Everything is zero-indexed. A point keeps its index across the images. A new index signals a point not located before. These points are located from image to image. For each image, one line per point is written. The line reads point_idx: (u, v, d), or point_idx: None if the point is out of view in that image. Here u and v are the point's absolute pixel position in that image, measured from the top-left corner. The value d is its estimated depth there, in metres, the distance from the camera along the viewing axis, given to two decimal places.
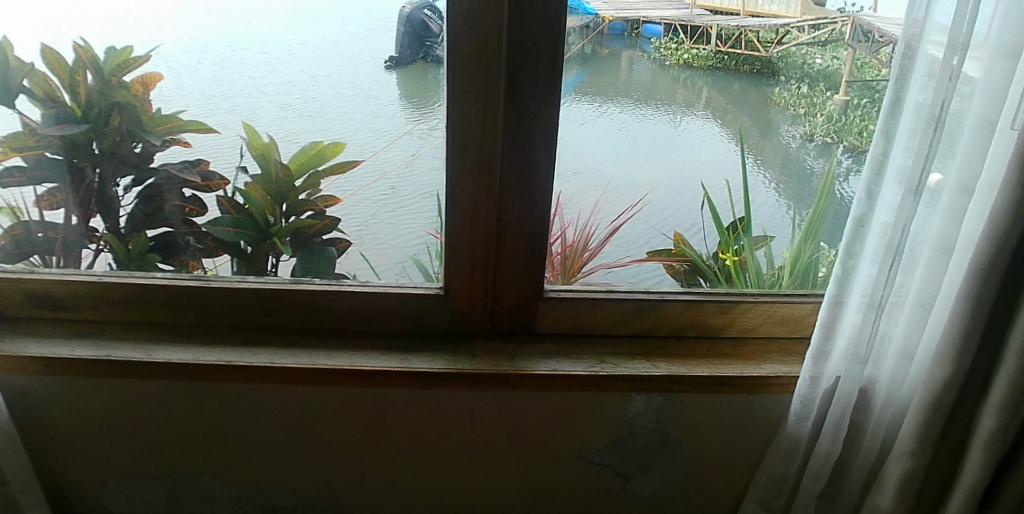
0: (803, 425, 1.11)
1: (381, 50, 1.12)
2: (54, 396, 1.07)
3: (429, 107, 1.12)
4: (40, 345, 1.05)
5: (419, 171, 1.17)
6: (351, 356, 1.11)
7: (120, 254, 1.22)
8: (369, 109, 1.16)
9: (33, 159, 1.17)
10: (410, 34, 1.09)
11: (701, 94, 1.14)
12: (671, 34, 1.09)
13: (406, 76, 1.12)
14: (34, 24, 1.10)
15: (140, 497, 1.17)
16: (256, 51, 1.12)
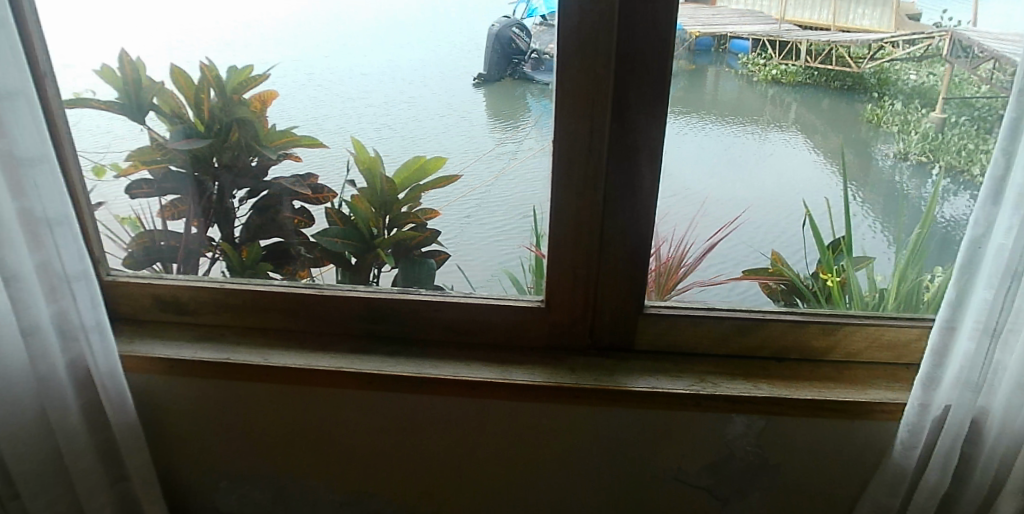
0: (910, 455, 1.04)
1: (469, 68, 1.14)
2: (175, 395, 1.13)
3: (515, 123, 1.14)
4: (165, 346, 1.11)
5: (515, 185, 1.18)
6: (452, 366, 1.13)
7: (235, 262, 1.28)
8: (462, 129, 1.18)
9: (160, 172, 1.24)
10: (498, 52, 1.11)
11: (790, 111, 1.10)
12: (760, 49, 1.07)
13: (494, 92, 1.14)
14: (157, 48, 1.17)
15: (249, 497, 1.22)
16: (355, 73, 1.17)
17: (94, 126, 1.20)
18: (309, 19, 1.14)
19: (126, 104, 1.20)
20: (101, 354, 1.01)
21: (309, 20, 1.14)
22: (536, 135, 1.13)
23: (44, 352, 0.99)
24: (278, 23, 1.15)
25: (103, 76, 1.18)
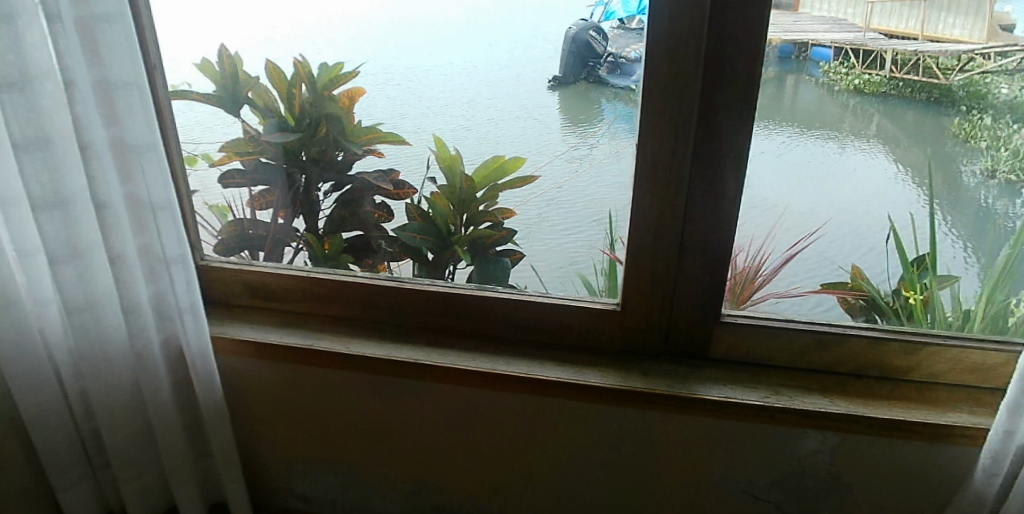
0: (992, 482, 1.00)
1: (544, 72, 1.15)
2: (258, 376, 1.17)
3: (590, 126, 1.15)
4: (252, 329, 1.16)
5: (590, 186, 1.18)
6: (527, 364, 1.14)
7: (317, 253, 1.33)
8: (536, 133, 1.19)
9: (251, 163, 1.30)
10: (574, 54, 1.12)
11: (871, 121, 1.07)
12: (841, 58, 1.04)
13: (568, 95, 1.15)
14: (249, 47, 1.22)
15: (321, 481, 1.26)
16: (434, 74, 1.19)
17: (192, 118, 1.26)
18: (391, 20, 1.17)
19: (222, 96, 1.26)
20: (193, 334, 1.05)
21: (391, 21, 1.17)
22: (608, 138, 1.14)
23: (142, 329, 1.04)
24: (362, 24, 1.18)
25: (202, 69, 1.23)
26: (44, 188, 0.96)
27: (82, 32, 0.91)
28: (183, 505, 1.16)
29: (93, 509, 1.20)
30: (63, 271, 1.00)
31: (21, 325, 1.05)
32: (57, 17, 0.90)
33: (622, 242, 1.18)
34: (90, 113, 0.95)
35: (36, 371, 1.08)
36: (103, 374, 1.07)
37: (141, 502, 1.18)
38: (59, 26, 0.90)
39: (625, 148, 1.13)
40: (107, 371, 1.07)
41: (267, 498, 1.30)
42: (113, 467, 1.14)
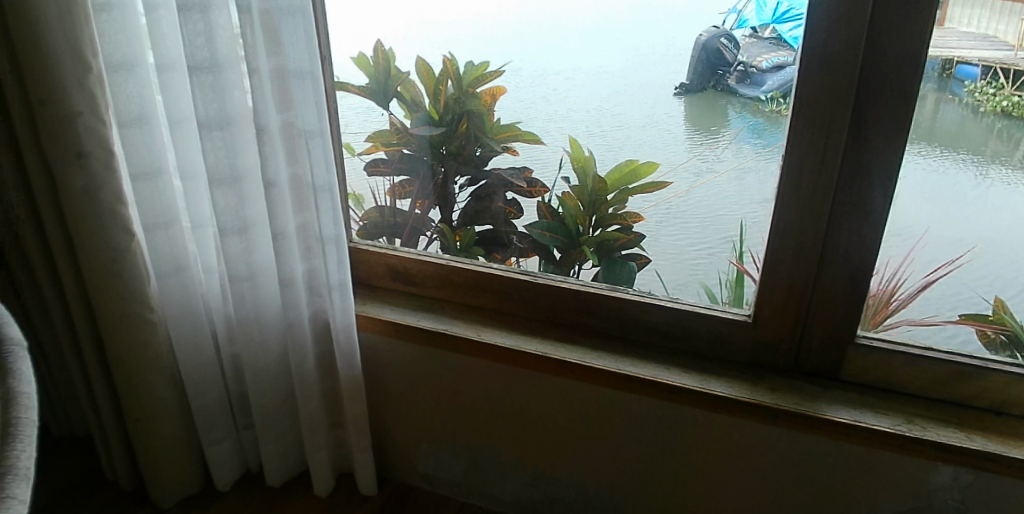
0: None
1: (671, 78, 1.15)
2: (390, 353, 1.30)
3: (715, 135, 1.15)
4: (393, 311, 1.29)
5: (720, 191, 1.17)
6: (652, 367, 1.18)
7: (449, 243, 1.39)
8: (659, 140, 1.19)
9: (394, 154, 1.37)
10: (704, 62, 1.11)
11: (1020, 147, 1.00)
12: (990, 77, 0.98)
13: (694, 103, 1.14)
14: (401, 42, 1.29)
15: (443, 462, 1.37)
16: (567, 76, 1.22)
17: (346, 107, 1.33)
18: (538, 22, 1.20)
19: (373, 89, 1.33)
20: (339, 310, 1.12)
21: (539, 22, 1.20)
22: (733, 151, 1.14)
23: (295, 301, 1.13)
24: (509, 24, 1.22)
25: (358, 63, 1.30)
26: (222, 164, 1.05)
27: (265, 23, 0.98)
28: (315, 471, 1.27)
29: (235, 464, 1.33)
30: (231, 243, 1.09)
31: (186, 286, 1.17)
32: (246, 9, 0.97)
33: (752, 255, 1.17)
34: (267, 99, 1.02)
35: (197, 331, 1.20)
36: (256, 340, 1.17)
37: (276, 462, 1.30)
38: (246, 16, 0.98)
39: (761, 160, 1.11)
40: (261, 338, 1.18)
41: (392, 472, 1.42)
42: (257, 428, 1.24)
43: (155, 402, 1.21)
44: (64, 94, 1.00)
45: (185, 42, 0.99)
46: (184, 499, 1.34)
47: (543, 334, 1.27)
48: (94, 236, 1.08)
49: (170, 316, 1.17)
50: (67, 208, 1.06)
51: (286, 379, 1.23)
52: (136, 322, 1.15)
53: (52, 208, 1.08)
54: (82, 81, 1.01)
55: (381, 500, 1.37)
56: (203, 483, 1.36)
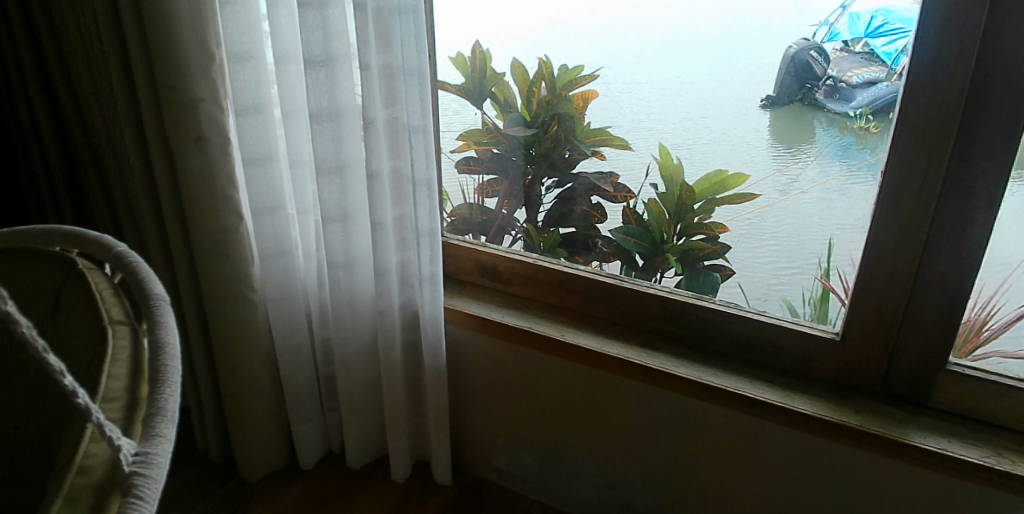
0: None
1: (759, 89, 1.14)
2: (473, 349, 1.39)
3: (800, 149, 1.14)
4: (479, 306, 1.36)
5: (807, 207, 1.16)
6: (734, 378, 1.19)
7: (533, 242, 1.42)
8: (742, 153, 1.19)
9: (485, 153, 1.40)
10: (792, 75, 1.11)
11: None
12: None
13: (780, 116, 1.14)
14: (499, 44, 1.31)
15: (518, 458, 1.45)
16: (659, 83, 1.21)
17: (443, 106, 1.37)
18: (634, 27, 1.20)
19: (468, 88, 1.36)
20: (429, 302, 1.20)
21: (636, 28, 1.20)
22: (816, 168, 1.13)
23: (387, 291, 1.22)
24: (607, 28, 1.22)
25: (456, 63, 1.34)
26: (329, 155, 1.12)
27: (377, 21, 1.03)
28: (395, 461, 1.39)
29: (318, 445, 1.46)
30: (333, 230, 1.17)
31: (286, 268, 1.27)
32: (361, 7, 1.03)
33: (839, 272, 1.16)
34: (374, 94, 1.08)
35: (294, 316, 1.31)
36: (348, 329, 1.27)
37: (358, 446, 1.42)
38: (361, 14, 1.03)
39: (852, 176, 1.10)
40: (353, 327, 1.28)
41: (467, 465, 1.51)
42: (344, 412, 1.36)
43: (250, 379, 1.34)
44: (190, 82, 1.10)
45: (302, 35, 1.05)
46: (270, 473, 1.48)
47: (627, 338, 1.30)
48: (209, 218, 1.19)
49: (270, 298, 1.27)
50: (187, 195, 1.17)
51: (375, 366, 1.35)
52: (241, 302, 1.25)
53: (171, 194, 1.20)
54: (206, 71, 1.10)
55: (454, 492, 1.46)
56: (288, 460, 1.50)
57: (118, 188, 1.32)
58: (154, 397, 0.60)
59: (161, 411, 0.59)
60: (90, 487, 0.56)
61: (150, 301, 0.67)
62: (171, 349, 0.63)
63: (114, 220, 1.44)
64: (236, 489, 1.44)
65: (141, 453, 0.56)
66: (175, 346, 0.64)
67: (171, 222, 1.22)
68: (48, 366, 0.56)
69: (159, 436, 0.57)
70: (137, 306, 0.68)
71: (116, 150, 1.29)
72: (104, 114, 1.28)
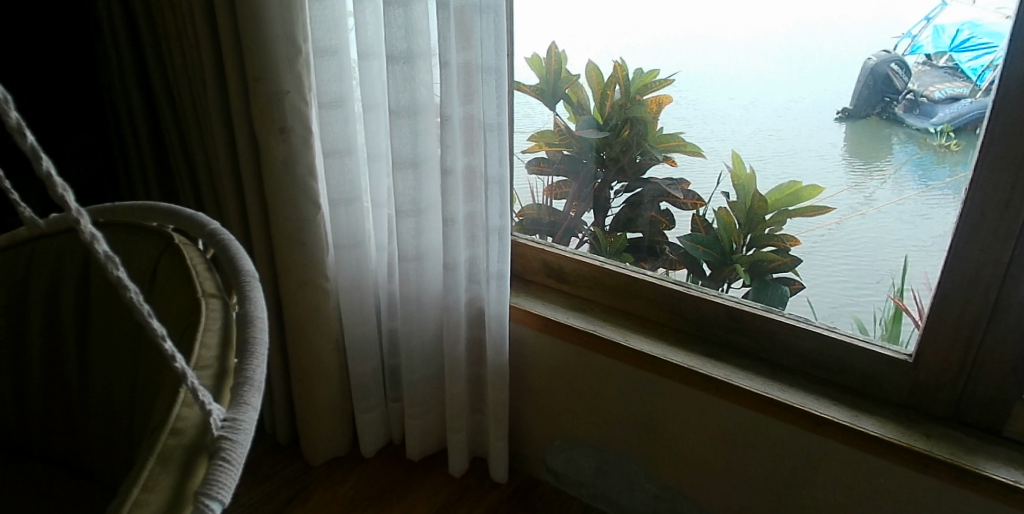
0: None
1: (836, 101, 1.11)
2: (534, 349, 1.41)
3: (875, 164, 1.11)
4: (543, 306, 1.38)
5: (884, 223, 1.13)
6: (800, 394, 1.16)
7: (600, 245, 1.43)
8: (816, 165, 1.17)
9: (556, 154, 1.42)
10: (871, 87, 1.08)
11: None
12: None
13: (856, 129, 1.11)
14: (575, 46, 1.32)
15: (574, 462, 1.46)
16: (734, 90, 1.20)
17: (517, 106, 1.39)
18: (710, 33, 1.19)
19: (543, 89, 1.37)
20: (494, 299, 1.24)
21: (713, 33, 1.19)
22: (892, 184, 1.10)
23: (455, 286, 1.27)
24: (683, 33, 1.21)
25: (531, 63, 1.35)
26: (406, 150, 1.18)
27: (459, 18, 1.07)
28: (452, 453, 1.44)
29: (380, 434, 1.53)
30: (406, 222, 1.23)
31: (359, 259, 1.33)
32: (443, 6, 1.07)
33: (913, 292, 1.13)
34: (452, 90, 1.13)
35: (363, 305, 1.38)
36: (416, 322, 1.34)
37: (417, 439, 1.47)
38: (444, 11, 1.07)
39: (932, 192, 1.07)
40: (420, 320, 1.34)
41: (524, 465, 1.53)
42: (406, 403, 1.43)
43: (317, 364, 1.41)
44: (278, 73, 1.16)
45: (386, 32, 1.11)
46: (332, 459, 1.55)
47: (693, 347, 1.29)
48: (290, 209, 1.26)
49: (342, 285, 1.35)
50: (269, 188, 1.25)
51: (438, 357, 1.40)
52: (315, 290, 1.34)
53: (255, 183, 1.29)
54: (293, 63, 1.17)
55: (509, 490, 1.49)
56: (350, 447, 1.57)
57: (208, 180, 1.41)
58: (244, 366, 0.69)
59: (249, 381, 0.67)
60: (180, 447, 0.64)
61: (241, 279, 0.77)
62: (259, 322, 0.73)
63: (198, 210, 1.51)
64: (301, 470, 1.53)
65: (229, 418, 0.64)
66: (261, 319, 0.73)
67: (253, 213, 1.31)
68: (150, 328, 0.62)
69: (246, 403, 0.66)
70: (230, 279, 0.78)
71: (207, 144, 1.37)
72: (196, 110, 1.35)
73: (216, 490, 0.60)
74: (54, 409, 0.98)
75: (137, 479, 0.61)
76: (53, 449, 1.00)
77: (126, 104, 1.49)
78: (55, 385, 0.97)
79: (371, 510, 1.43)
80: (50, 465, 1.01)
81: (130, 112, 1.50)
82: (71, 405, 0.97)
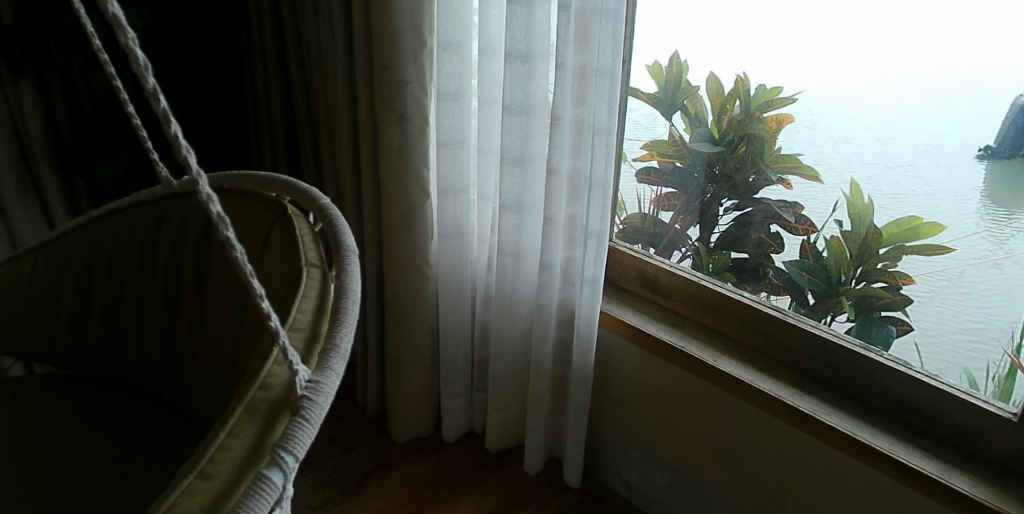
0: None
1: (976, 137, 1.05)
2: (620, 358, 1.40)
3: (1013, 210, 1.04)
4: (634, 316, 1.38)
5: (1013, 274, 1.06)
6: (890, 440, 1.11)
7: (702, 262, 1.41)
8: (944, 203, 1.10)
9: (667, 165, 1.40)
10: (1019, 126, 1.01)
11: None
12: None
13: (998, 170, 1.04)
14: (697, 58, 1.30)
15: (648, 477, 1.45)
16: (861, 115, 1.15)
17: (633, 114, 1.39)
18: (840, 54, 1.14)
19: (661, 98, 1.36)
20: (587, 303, 1.25)
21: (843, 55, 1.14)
22: None
23: (549, 286, 1.29)
24: (812, 53, 1.17)
25: (651, 71, 1.34)
26: (515, 148, 1.21)
27: (580, 21, 1.09)
28: (529, 450, 1.46)
29: (463, 422, 1.57)
30: (508, 218, 1.26)
31: (461, 249, 1.38)
32: (565, 7, 1.09)
33: None
34: (566, 92, 1.15)
35: (459, 293, 1.42)
36: (507, 317, 1.37)
37: (497, 431, 1.51)
38: (564, 13, 1.09)
39: None
40: (512, 316, 1.37)
41: (598, 473, 1.53)
42: (490, 394, 1.46)
43: (410, 345, 1.47)
44: (401, 65, 1.22)
45: (507, 30, 1.14)
46: (414, 439, 1.60)
47: (782, 376, 1.25)
48: (399, 193, 1.32)
49: (441, 272, 1.40)
50: (382, 170, 1.31)
51: (525, 352, 1.42)
52: (415, 274, 1.39)
53: (370, 165, 1.35)
54: (416, 55, 1.22)
55: (581, 494, 1.49)
56: (432, 430, 1.62)
57: (330, 158, 1.50)
58: (333, 333, 0.74)
59: (335, 348, 0.72)
60: (267, 402, 0.69)
61: (343, 254, 0.83)
62: (351, 294, 0.79)
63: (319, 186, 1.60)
64: (384, 445, 1.59)
65: (312, 381, 0.69)
66: (354, 292, 0.79)
67: (366, 194, 1.38)
68: (251, 289, 0.67)
69: (330, 369, 0.71)
70: (332, 252, 0.84)
71: (332, 125, 1.45)
72: (324, 91, 1.43)
73: (293, 445, 0.65)
74: (167, 354, 1.07)
75: (224, 425, 0.67)
76: (161, 392, 1.10)
77: (264, 83, 1.60)
78: (170, 331, 1.06)
79: (444, 493, 1.48)
80: (159, 406, 1.10)
81: (267, 91, 1.60)
82: (180, 353, 1.06)
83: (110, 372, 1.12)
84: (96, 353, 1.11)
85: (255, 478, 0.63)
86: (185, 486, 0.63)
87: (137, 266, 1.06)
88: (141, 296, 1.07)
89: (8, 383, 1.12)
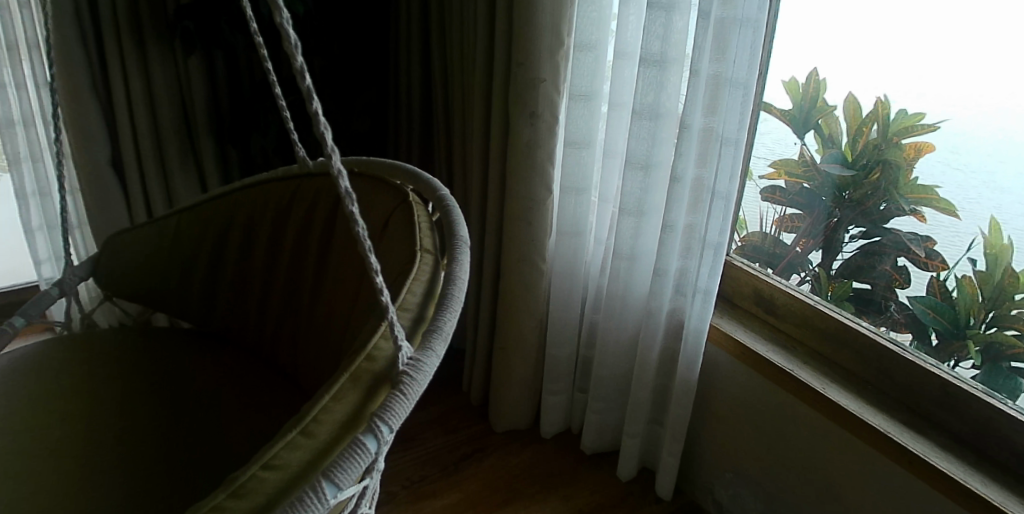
0: None
1: None
2: (723, 374, 1.40)
3: None
4: (743, 333, 1.37)
5: None
6: (1003, 492, 1.06)
7: (822, 289, 1.37)
8: None
9: (795, 185, 1.38)
10: None
11: None
12: None
13: None
14: (836, 76, 1.27)
15: (739, 499, 1.44)
16: (1008, 148, 1.09)
17: (764, 130, 1.37)
18: (992, 81, 1.09)
19: (795, 116, 1.34)
20: (697, 314, 1.26)
21: (995, 83, 1.08)
22: None
23: (660, 293, 1.31)
24: (961, 78, 1.12)
25: (788, 87, 1.32)
26: (641, 153, 1.24)
27: (718, 29, 1.10)
28: (624, 456, 1.48)
29: (561, 419, 1.62)
30: (625, 222, 1.29)
31: (578, 248, 1.42)
32: (706, 15, 1.11)
33: None
34: (698, 100, 1.16)
35: (571, 292, 1.47)
36: (615, 319, 1.40)
37: (593, 433, 1.54)
38: (704, 21, 1.11)
39: None
40: (620, 320, 1.40)
41: (690, 488, 1.54)
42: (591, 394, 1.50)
43: (518, 337, 1.52)
44: (537, 64, 1.28)
45: (645, 34, 1.16)
46: (513, 429, 1.67)
47: (893, 412, 1.20)
48: (522, 188, 1.37)
49: (556, 269, 1.45)
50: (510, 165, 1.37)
51: (628, 357, 1.44)
52: (530, 271, 1.45)
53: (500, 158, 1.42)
54: (553, 55, 1.28)
55: (670, 507, 1.50)
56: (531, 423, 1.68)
57: (461, 151, 1.58)
58: (438, 317, 0.81)
59: (438, 330, 0.79)
60: (369, 373, 0.76)
61: (455, 243, 0.90)
62: (458, 282, 0.85)
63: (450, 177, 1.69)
64: (484, 431, 1.67)
65: (413, 358, 0.76)
66: (462, 281, 0.86)
67: (492, 187, 1.45)
68: (369, 266, 0.75)
69: (431, 349, 0.78)
70: (446, 241, 0.91)
71: (466, 119, 1.53)
72: (462, 85, 1.51)
73: (387, 416, 0.72)
74: (290, 318, 1.18)
75: (329, 389, 0.75)
76: (278, 357, 1.21)
77: (409, 74, 1.71)
78: (294, 298, 1.17)
79: (536, 485, 1.53)
80: (275, 371, 1.22)
81: (410, 83, 1.71)
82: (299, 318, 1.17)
83: (237, 328, 1.25)
84: (226, 308, 1.24)
85: (352, 441, 0.71)
86: (289, 440, 0.71)
87: (268, 235, 1.18)
88: (269, 262, 1.19)
89: (155, 329, 1.28)
